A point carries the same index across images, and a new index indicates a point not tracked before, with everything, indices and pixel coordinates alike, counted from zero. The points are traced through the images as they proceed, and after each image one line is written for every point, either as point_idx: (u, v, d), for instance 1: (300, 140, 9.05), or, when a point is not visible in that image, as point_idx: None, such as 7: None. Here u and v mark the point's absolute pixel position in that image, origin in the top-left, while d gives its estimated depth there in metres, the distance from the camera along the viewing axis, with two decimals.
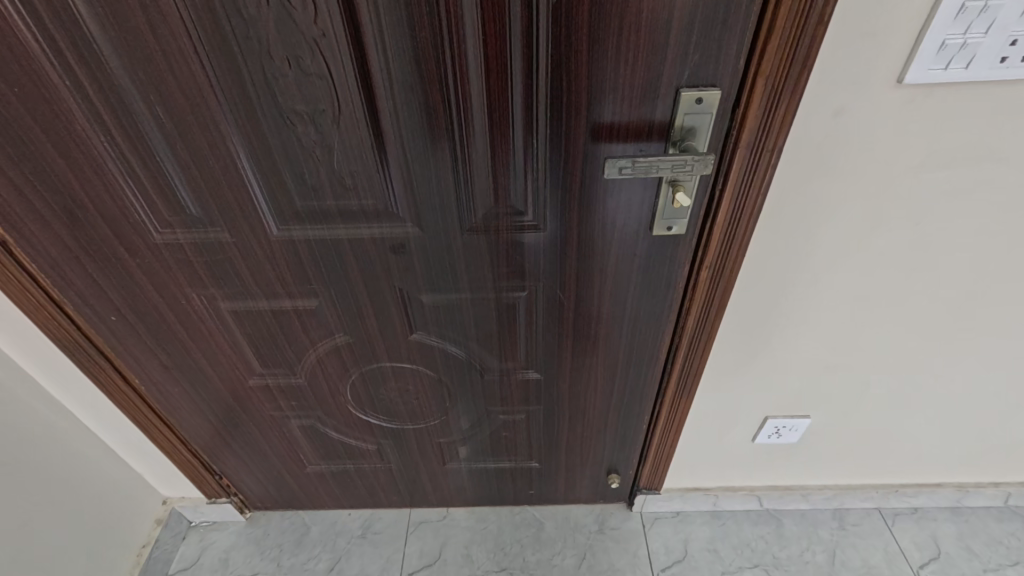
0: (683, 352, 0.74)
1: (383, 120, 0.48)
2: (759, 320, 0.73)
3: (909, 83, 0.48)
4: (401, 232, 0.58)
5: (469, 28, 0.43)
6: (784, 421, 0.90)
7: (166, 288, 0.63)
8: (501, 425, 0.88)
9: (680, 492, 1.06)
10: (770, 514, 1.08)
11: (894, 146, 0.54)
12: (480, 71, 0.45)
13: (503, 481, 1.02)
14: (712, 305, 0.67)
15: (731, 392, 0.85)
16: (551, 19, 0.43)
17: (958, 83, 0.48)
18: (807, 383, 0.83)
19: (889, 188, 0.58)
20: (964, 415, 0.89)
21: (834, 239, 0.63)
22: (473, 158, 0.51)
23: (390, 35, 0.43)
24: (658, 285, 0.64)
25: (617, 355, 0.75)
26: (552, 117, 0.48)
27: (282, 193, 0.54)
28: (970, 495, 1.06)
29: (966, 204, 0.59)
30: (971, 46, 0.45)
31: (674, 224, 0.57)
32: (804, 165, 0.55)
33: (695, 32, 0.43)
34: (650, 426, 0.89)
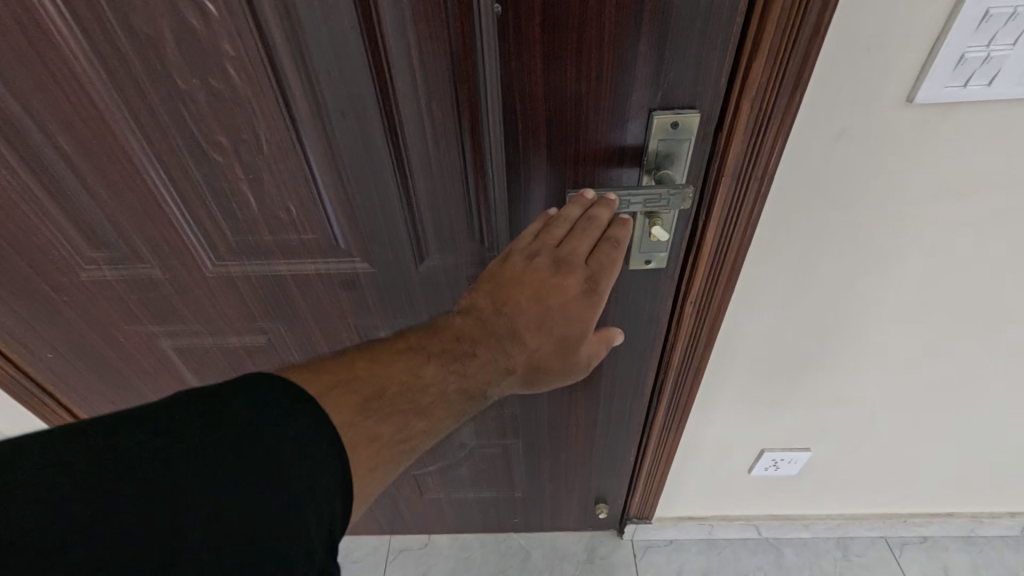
0: (670, 386, 0.68)
1: (315, 150, 0.43)
2: (753, 350, 0.67)
3: (920, 102, 0.42)
4: (349, 268, 0.52)
5: (403, 48, 0.37)
6: (782, 454, 0.84)
7: (101, 325, 0.58)
8: (478, 457, 0.82)
9: (674, 520, 1.00)
10: (769, 544, 1.01)
11: (903, 170, 0.47)
12: (421, 96, 0.39)
13: (486, 510, 0.97)
14: (699, 337, 0.61)
15: (724, 422, 0.79)
16: (498, 37, 0.36)
17: (978, 102, 0.42)
18: (807, 413, 0.77)
19: (897, 215, 0.51)
20: (979, 446, 0.83)
21: (834, 270, 0.56)
22: (422, 189, 0.45)
23: (312, 57, 0.37)
24: (639, 320, 0.58)
25: (598, 389, 0.69)
26: (507, 146, 0.42)
27: (213, 227, 0.48)
28: (985, 524, 0.99)
29: (985, 232, 0.53)
30: (995, 60, 0.39)
31: (653, 258, 0.50)
32: (800, 192, 0.49)
33: (667, 49, 0.37)
34: (638, 458, 0.83)
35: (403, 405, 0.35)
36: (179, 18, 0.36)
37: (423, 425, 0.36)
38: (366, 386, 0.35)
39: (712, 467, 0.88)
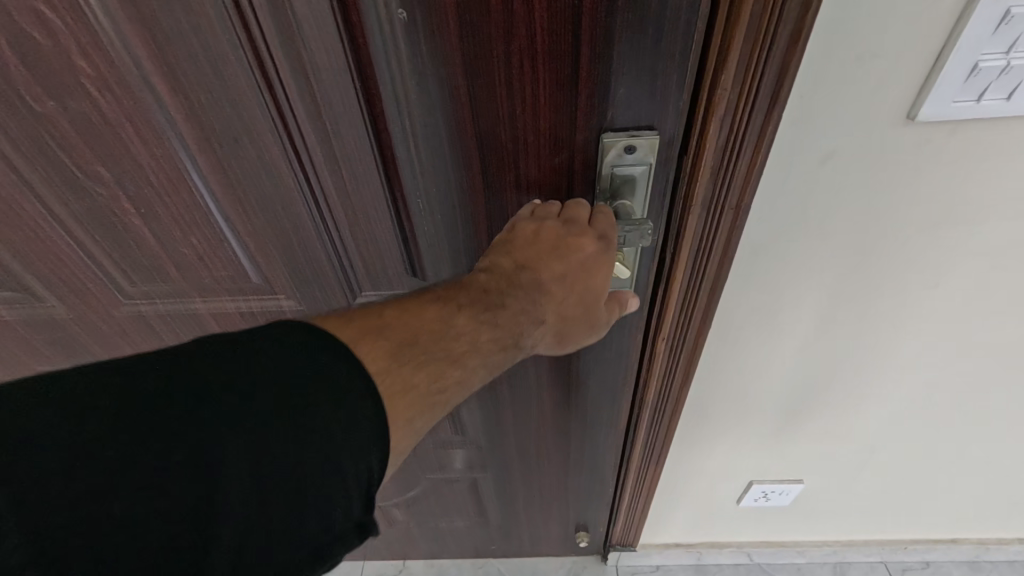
0: (646, 423, 0.62)
1: (211, 183, 0.36)
2: (737, 383, 0.61)
3: (925, 119, 0.36)
4: (275, 307, 0.46)
5: (297, 64, 0.31)
6: (772, 485, 0.79)
7: (12, 364, 0.53)
8: (446, 490, 0.77)
9: (659, 546, 0.96)
10: (760, 569, 0.95)
11: (902, 194, 0.41)
12: (326, 120, 0.33)
13: (461, 538, 0.92)
14: (675, 373, 0.55)
15: (710, 453, 0.74)
16: (408, 50, 0.30)
17: (992, 117, 0.36)
18: (799, 445, 0.72)
19: (895, 244, 0.45)
20: (986, 476, 0.77)
21: (825, 301, 0.50)
22: (343, 224, 0.39)
23: (188, 75, 0.31)
24: (606, 358, 0.52)
25: (568, 426, 0.63)
26: (436, 176, 0.36)
27: (112, 266, 0.42)
28: (991, 549, 0.93)
29: (996, 260, 0.47)
30: (1016, 70, 0.33)
31: (615, 295, 0.44)
32: (785, 218, 0.43)
33: (615, 64, 0.30)
34: (619, 491, 0.77)
35: (438, 350, 0.30)
36: (20, 30, 0.29)
37: (459, 375, 0.31)
38: (397, 332, 0.29)
39: (700, 496, 0.83)
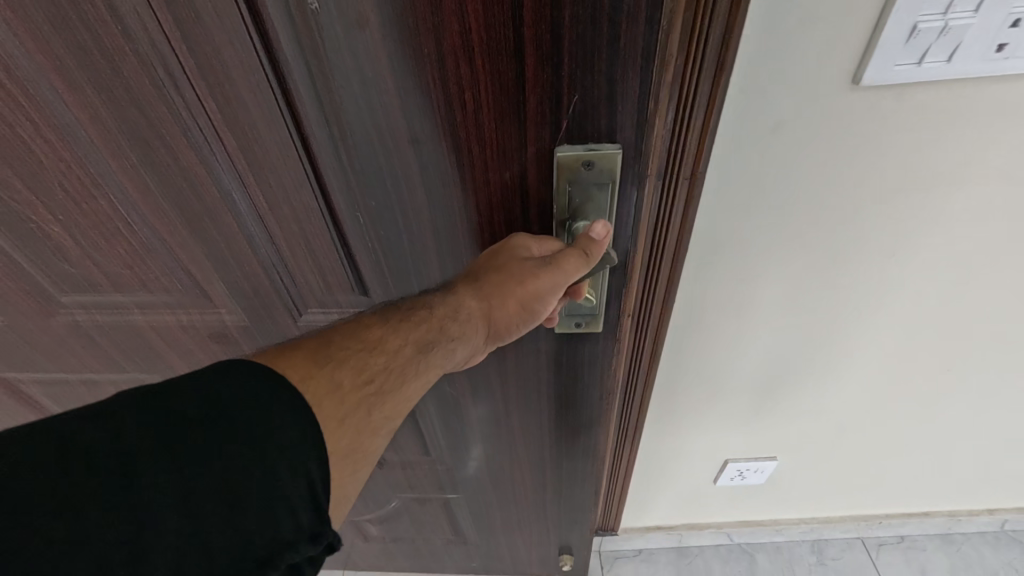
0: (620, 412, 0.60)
1: (125, 189, 0.33)
2: (704, 366, 0.59)
3: (869, 84, 0.34)
4: (216, 320, 0.43)
5: (203, 59, 0.27)
6: (747, 464, 0.76)
7: None
8: (417, 507, 0.73)
9: (641, 531, 0.95)
10: (740, 549, 0.95)
11: (858, 163, 0.39)
12: (242, 123, 0.29)
13: (438, 556, 0.88)
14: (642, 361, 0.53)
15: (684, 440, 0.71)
16: (322, 40, 0.26)
17: (937, 81, 0.34)
18: (774, 428, 0.70)
19: (856, 216, 0.43)
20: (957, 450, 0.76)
21: (790, 279, 0.48)
22: (276, 235, 0.35)
23: (83, 71, 0.28)
24: (579, 386, 0.48)
25: (542, 454, 0.58)
26: (370, 186, 0.32)
27: (40, 274, 0.40)
28: (962, 521, 0.94)
29: (965, 231, 0.44)
30: (956, 30, 0.31)
31: (583, 321, 0.40)
32: (741, 191, 0.41)
33: (566, 61, 0.26)
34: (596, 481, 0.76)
35: (353, 344, 0.30)
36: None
37: (383, 360, 0.31)
38: (307, 341, 0.29)
39: (679, 477, 0.80)
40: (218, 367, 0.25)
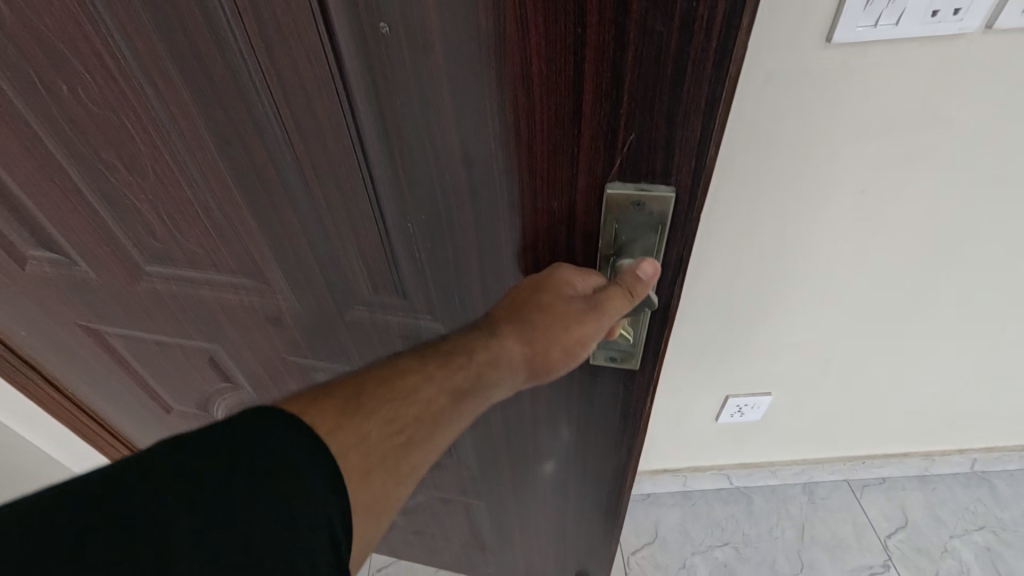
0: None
1: (206, 179, 0.36)
2: (722, 271, 0.74)
3: (838, 42, 0.50)
4: (273, 306, 0.47)
5: (285, 71, 0.29)
6: (744, 401, 1.01)
7: (52, 314, 0.58)
8: (440, 508, 0.76)
9: (650, 473, 1.32)
10: (739, 494, 1.30)
11: (829, 104, 0.55)
12: (309, 132, 0.31)
13: (458, 559, 0.90)
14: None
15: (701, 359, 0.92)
16: (387, 62, 0.27)
17: (889, 41, 0.50)
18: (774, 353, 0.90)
19: (833, 143, 0.58)
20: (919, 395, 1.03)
21: (784, 196, 0.64)
22: (332, 238, 0.38)
23: (180, 74, 0.30)
24: (608, 421, 0.47)
25: (569, 482, 0.58)
26: (420, 203, 0.33)
27: (128, 245, 0.45)
28: (937, 463, 1.25)
29: (916, 165, 0.61)
30: (897, 3, 0.47)
31: (618, 356, 0.39)
32: (741, 132, 0.58)
33: (630, 101, 0.25)
34: None
35: (385, 393, 0.32)
36: (35, 22, 0.30)
37: (415, 410, 0.33)
38: (344, 389, 0.32)
39: (684, 414, 1.08)
40: (271, 417, 0.29)
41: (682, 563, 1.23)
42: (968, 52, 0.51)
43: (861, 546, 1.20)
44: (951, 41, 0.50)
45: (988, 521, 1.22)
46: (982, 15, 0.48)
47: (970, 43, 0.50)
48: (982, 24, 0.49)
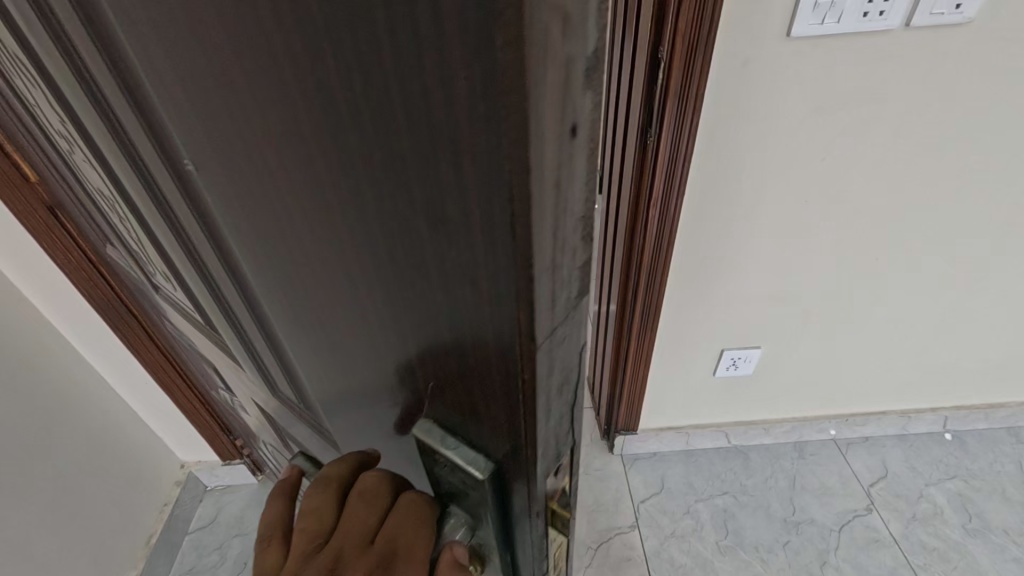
0: (656, 215, 0.97)
1: (126, 228, 0.45)
2: (726, 199, 0.97)
3: (799, 35, 0.77)
4: (194, 331, 0.60)
5: (126, 177, 0.34)
6: (738, 352, 1.27)
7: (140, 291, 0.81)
8: None
9: (656, 434, 1.49)
10: (737, 451, 1.51)
11: (792, 89, 0.83)
12: (159, 224, 0.37)
13: None
14: (677, 156, 0.89)
15: (708, 290, 1.14)
16: (176, 193, 0.29)
17: (836, 33, 0.78)
18: (770, 284, 1.13)
19: (806, 108, 0.86)
20: (891, 338, 1.28)
21: (769, 149, 0.91)
22: (204, 305, 0.44)
23: (85, 163, 0.39)
24: None
25: None
26: (246, 310, 0.36)
27: (122, 257, 0.60)
28: (913, 422, 1.49)
29: (869, 112, 0.87)
30: (836, 7, 0.75)
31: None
32: (737, 96, 0.83)
33: (389, 305, 0.24)
34: (633, 306, 1.14)
35: None
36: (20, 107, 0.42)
37: None
38: None
39: (688, 375, 1.34)
40: None
41: (685, 509, 1.40)
42: (891, 46, 0.80)
43: (846, 491, 1.41)
44: (879, 37, 0.79)
45: (959, 472, 1.44)
46: (899, 17, 0.77)
47: (894, 37, 0.79)
48: (902, 22, 0.77)
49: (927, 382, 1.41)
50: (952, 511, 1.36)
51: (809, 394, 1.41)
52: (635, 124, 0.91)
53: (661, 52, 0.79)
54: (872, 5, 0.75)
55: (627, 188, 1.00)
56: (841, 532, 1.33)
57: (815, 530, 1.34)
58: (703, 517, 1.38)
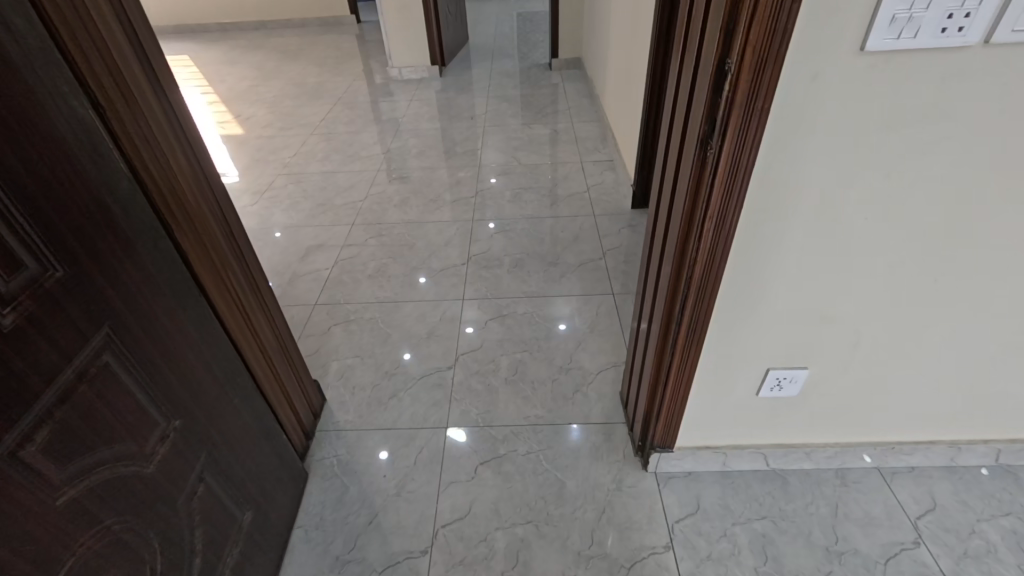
0: (710, 229, 0.96)
1: None
2: (784, 213, 0.95)
3: (871, 50, 0.76)
4: (96, 309, 0.78)
5: None
6: (784, 373, 1.24)
7: (134, 271, 0.87)
8: (220, 524, 1.08)
9: (692, 453, 1.46)
10: (777, 474, 1.47)
11: (866, 101, 0.82)
12: None
13: (255, 537, 1.23)
14: (739, 169, 0.88)
15: (757, 309, 1.12)
16: None
17: (910, 48, 0.76)
18: (824, 302, 1.11)
19: (876, 122, 0.84)
20: (950, 364, 1.23)
21: (834, 163, 0.89)
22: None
23: None
24: None
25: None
26: None
27: (55, 244, 0.72)
28: (963, 454, 1.44)
29: (943, 125, 0.85)
30: (914, 21, 0.74)
31: None
32: (808, 107, 0.82)
33: None
34: (680, 322, 1.13)
35: None
36: None
37: None
38: None
39: (733, 392, 1.31)
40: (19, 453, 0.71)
41: (722, 532, 1.36)
42: (970, 60, 0.78)
43: (891, 523, 1.36)
44: (954, 52, 0.77)
45: (1014, 509, 1.37)
46: (978, 33, 0.75)
47: (971, 52, 0.77)
48: (981, 38, 0.76)
49: (981, 413, 1.35)
50: (1007, 550, 1.29)
51: (857, 419, 1.37)
52: (694, 136, 0.90)
53: (728, 62, 0.78)
54: (951, 21, 0.74)
55: (680, 201, 1.00)
56: (887, 566, 1.28)
57: (859, 561, 1.29)
58: (741, 541, 1.34)
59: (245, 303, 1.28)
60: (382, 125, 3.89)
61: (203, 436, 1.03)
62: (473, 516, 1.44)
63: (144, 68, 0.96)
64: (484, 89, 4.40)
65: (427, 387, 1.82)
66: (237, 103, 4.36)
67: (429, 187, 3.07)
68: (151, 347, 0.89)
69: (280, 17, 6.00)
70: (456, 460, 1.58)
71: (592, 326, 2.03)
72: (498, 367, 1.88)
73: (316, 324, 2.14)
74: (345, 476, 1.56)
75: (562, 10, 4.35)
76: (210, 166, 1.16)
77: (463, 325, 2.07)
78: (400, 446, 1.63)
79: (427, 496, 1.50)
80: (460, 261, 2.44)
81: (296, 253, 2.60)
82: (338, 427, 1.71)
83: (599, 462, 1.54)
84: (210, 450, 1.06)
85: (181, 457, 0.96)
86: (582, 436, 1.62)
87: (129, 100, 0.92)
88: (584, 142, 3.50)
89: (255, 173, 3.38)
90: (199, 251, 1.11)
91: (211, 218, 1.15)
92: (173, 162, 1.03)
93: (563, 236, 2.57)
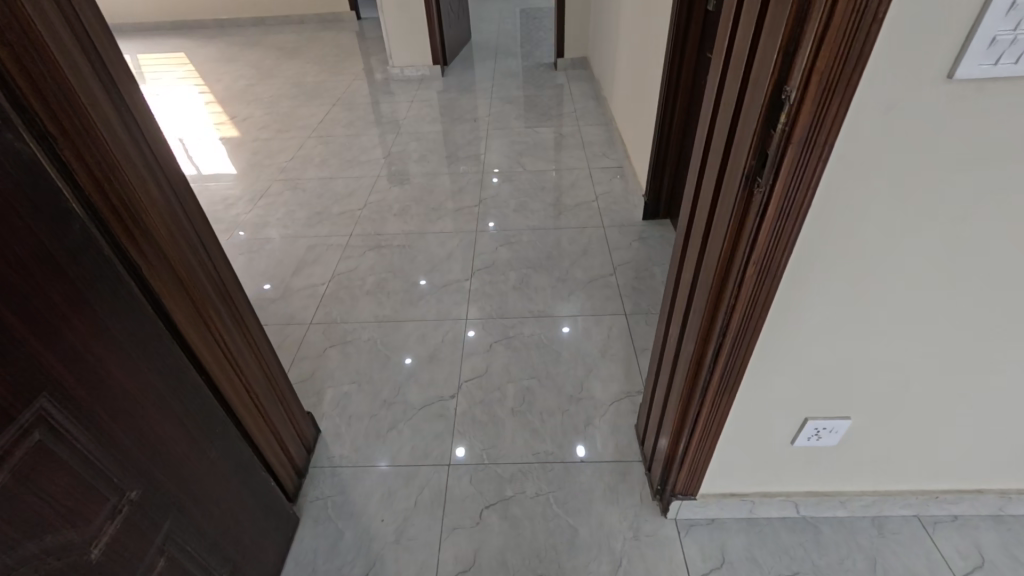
0: (749, 275, 0.84)
1: None
2: (838, 258, 0.83)
3: (961, 78, 0.64)
4: (25, 380, 0.66)
5: None
6: (823, 423, 1.13)
7: (83, 328, 0.75)
8: None
9: (716, 501, 1.34)
10: (808, 522, 1.36)
11: (948, 137, 0.70)
12: None
13: None
14: (791, 210, 0.76)
15: (796, 357, 1.00)
16: None
17: (1008, 75, 0.64)
18: (874, 351, 0.99)
19: (957, 160, 0.72)
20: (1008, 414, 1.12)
21: (902, 204, 0.77)
22: None
23: None
24: None
25: None
26: None
27: None
28: (1012, 503, 1.32)
29: None
30: (1018, 44, 0.61)
31: None
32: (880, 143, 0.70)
33: None
34: (710, 370, 1.02)
35: None
36: None
37: None
38: None
39: (765, 441, 1.19)
40: None
41: None
42: None
43: None
44: None
45: None
46: None
47: None
48: None
49: None
50: None
51: (898, 468, 1.25)
52: (736, 171, 0.78)
53: (787, 91, 0.65)
54: None
55: (716, 240, 0.88)
56: None
57: None
58: None
59: (228, 340, 1.16)
60: (381, 128, 3.76)
61: (166, 503, 0.92)
62: (478, 568, 1.33)
63: (108, 92, 0.84)
64: (487, 90, 4.27)
65: (428, 419, 1.70)
66: (231, 103, 4.23)
67: (430, 195, 2.94)
68: (98, 412, 0.78)
69: (278, 13, 5.86)
70: (459, 503, 1.47)
71: (604, 350, 1.91)
72: (504, 397, 1.76)
73: (310, 346, 2.02)
74: (339, 520, 1.44)
75: (568, 9, 4.21)
76: (187, 193, 1.04)
77: (466, 348, 1.95)
78: (399, 485, 1.52)
79: (428, 543, 1.38)
80: (463, 276, 2.32)
81: (291, 266, 2.47)
82: (333, 463, 1.59)
83: (615, 506, 1.43)
84: (176, 517, 0.94)
85: (137, 532, 0.84)
86: (595, 477, 1.50)
87: (86, 130, 0.80)
88: (591, 147, 3.37)
89: (249, 178, 3.25)
90: (174, 289, 0.99)
91: (188, 252, 1.04)
92: (144, 195, 0.91)
93: (572, 249, 2.44)
